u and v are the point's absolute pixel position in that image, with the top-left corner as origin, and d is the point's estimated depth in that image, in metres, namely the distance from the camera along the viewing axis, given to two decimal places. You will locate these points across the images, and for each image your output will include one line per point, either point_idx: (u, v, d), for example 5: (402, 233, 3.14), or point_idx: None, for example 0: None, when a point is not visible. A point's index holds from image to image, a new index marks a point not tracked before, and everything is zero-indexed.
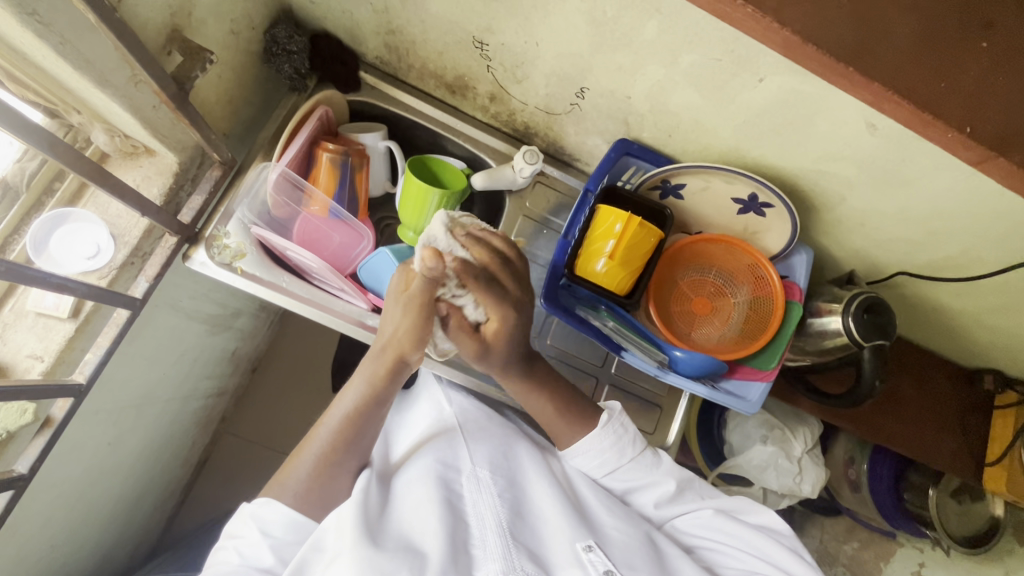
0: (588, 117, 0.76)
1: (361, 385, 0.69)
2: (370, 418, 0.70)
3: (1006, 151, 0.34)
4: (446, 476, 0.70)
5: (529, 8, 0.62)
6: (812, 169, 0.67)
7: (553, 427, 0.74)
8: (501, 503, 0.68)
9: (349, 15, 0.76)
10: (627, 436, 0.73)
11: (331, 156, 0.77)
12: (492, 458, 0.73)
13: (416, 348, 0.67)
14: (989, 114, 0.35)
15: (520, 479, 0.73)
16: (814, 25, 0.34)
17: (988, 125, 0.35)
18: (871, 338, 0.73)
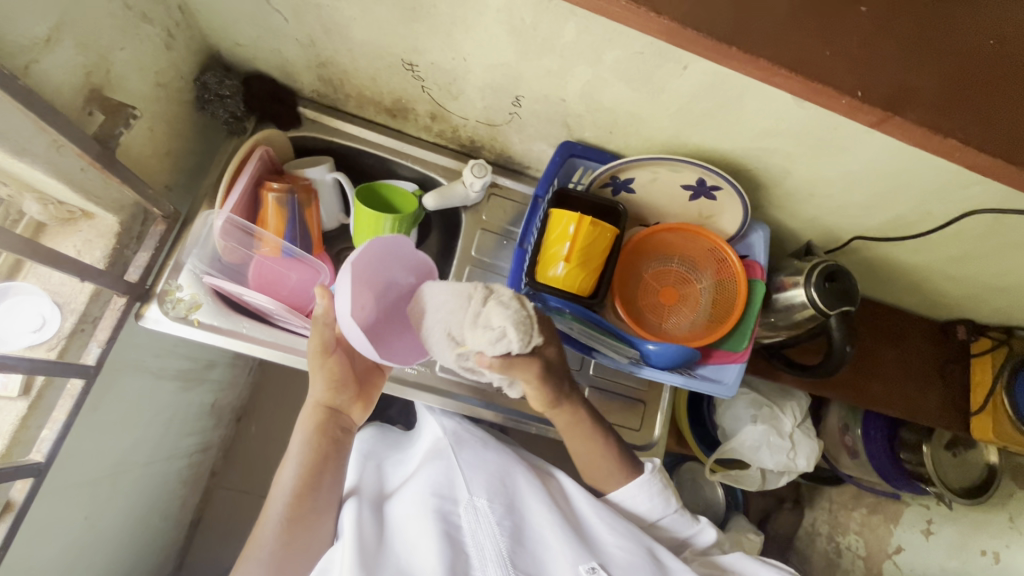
0: (529, 123, 0.76)
1: (301, 442, 0.70)
2: (321, 475, 0.70)
3: (908, 109, 0.36)
4: (444, 508, 0.70)
5: (449, 25, 0.61)
6: (753, 147, 0.68)
7: (598, 468, 0.75)
8: (501, 531, 0.68)
9: (279, 53, 0.75)
10: (664, 491, 0.76)
11: (276, 195, 0.75)
12: (489, 486, 0.72)
13: (344, 395, 0.73)
14: (878, 77, 0.36)
15: (517, 505, 0.73)
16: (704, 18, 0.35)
17: (879, 85, 0.35)
18: (837, 306, 0.73)
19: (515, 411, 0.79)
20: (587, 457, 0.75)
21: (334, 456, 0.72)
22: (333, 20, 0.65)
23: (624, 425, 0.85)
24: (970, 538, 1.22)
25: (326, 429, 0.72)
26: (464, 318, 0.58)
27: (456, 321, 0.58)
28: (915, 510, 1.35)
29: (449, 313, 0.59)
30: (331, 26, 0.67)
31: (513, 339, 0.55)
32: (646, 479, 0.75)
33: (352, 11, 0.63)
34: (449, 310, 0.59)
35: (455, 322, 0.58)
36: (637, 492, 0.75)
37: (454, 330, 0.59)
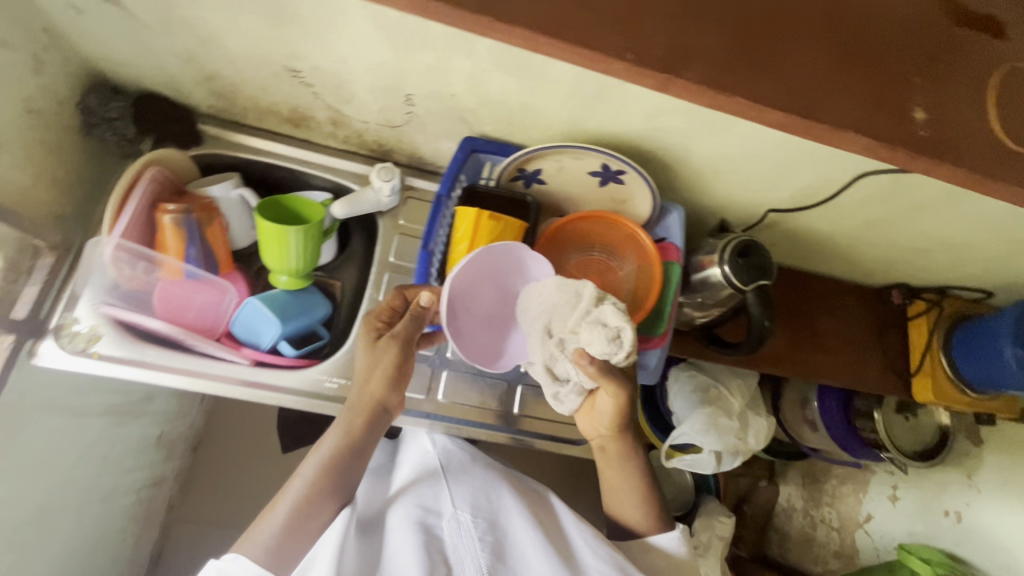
0: (428, 122, 0.74)
1: (336, 438, 0.70)
2: (349, 466, 0.70)
3: (679, 71, 0.39)
4: (427, 520, 0.74)
5: (319, 26, 0.59)
6: (648, 128, 0.67)
7: (621, 495, 0.82)
8: (482, 546, 0.70)
9: (164, 70, 0.73)
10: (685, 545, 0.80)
11: (173, 217, 0.73)
12: (473, 502, 0.75)
13: (399, 395, 0.71)
14: (650, 38, 0.39)
15: (500, 520, 0.75)
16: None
17: (651, 48, 0.39)
18: (752, 280, 0.72)
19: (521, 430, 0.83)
20: (613, 484, 0.82)
21: (364, 457, 0.71)
22: (204, 30, 0.63)
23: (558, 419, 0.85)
24: (934, 500, 1.22)
25: (369, 428, 0.70)
26: (571, 313, 0.61)
27: (562, 317, 0.62)
28: (882, 477, 1.34)
29: (556, 308, 0.62)
30: (205, 37, 0.64)
31: (624, 342, 0.57)
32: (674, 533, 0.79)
33: (219, 19, 0.61)
34: (556, 305, 0.62)
35: (560, 317, 0.62)
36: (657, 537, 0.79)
37: (557, 326, 0.63)
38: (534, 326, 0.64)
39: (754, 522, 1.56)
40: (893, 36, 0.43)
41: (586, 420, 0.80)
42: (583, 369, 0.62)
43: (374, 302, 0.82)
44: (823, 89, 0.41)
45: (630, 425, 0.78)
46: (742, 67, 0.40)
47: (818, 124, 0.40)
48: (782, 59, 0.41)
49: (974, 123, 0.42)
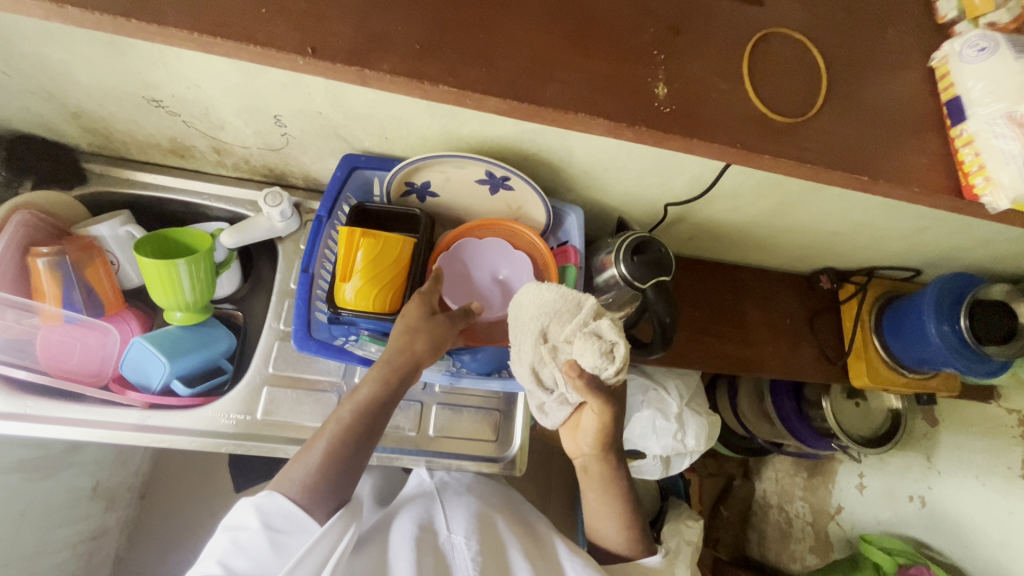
0: (307, 142, 0.72)
1: (373, 387, 0.66)
2: (380, 420, 0.67)
3: (370, 65, 0.40)
4: (422, 534, 0.71)
5: (158, 53, 0.57)
6: (521, 131, 0.65)
7: (607, 521, 0.79)
8: (476, 565, 0.67)
9: (28, 110, 0.71)
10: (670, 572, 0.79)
11: (47, 260, 0.71)
12: (469, 524, 0.73)
13: (438, 353, 0.67)
14: (332, 36, 0.40)
15: (498, 543, 0.72)
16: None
17: (329, 44, 0.39)
18: (650, 277, 0.70)
19: (465, 456, 0.81)
20: (595, 505, 0.79)
21: (386, 416, 0.67)
22: (48, 66, 0.61)
23: (478, 438, 0.82)
24: (897, 486, 1.17)
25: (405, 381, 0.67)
26: (571, 321, 0.62)
27: (559, 323, 0.62)
28: (848, 466, 1.28)
29: (557, 312, 0.62)
30: (52, 73, 0.62)
31: (617, 358, 0.59)
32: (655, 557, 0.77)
33: (58, 53, 0.59)
34: (556, 311, 0.62)
35: (557, 323, 0.62)
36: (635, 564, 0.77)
37: (552, 332, 0.63)
38: (528, 328, 0.64)
39: (733, 522, 1.52)
40: (621, 17, 0.45)
41: (571, 438, 0.77)
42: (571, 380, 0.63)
43: (274, 331, 0.80)
44: (540, 73, 0.42)
45: (616, 445, 0.75)
46: (444, 54, 0.41)
47: (535, 108, 0.41)
48: (494, 47, 0.42)
49: (716, 93, 0.44)
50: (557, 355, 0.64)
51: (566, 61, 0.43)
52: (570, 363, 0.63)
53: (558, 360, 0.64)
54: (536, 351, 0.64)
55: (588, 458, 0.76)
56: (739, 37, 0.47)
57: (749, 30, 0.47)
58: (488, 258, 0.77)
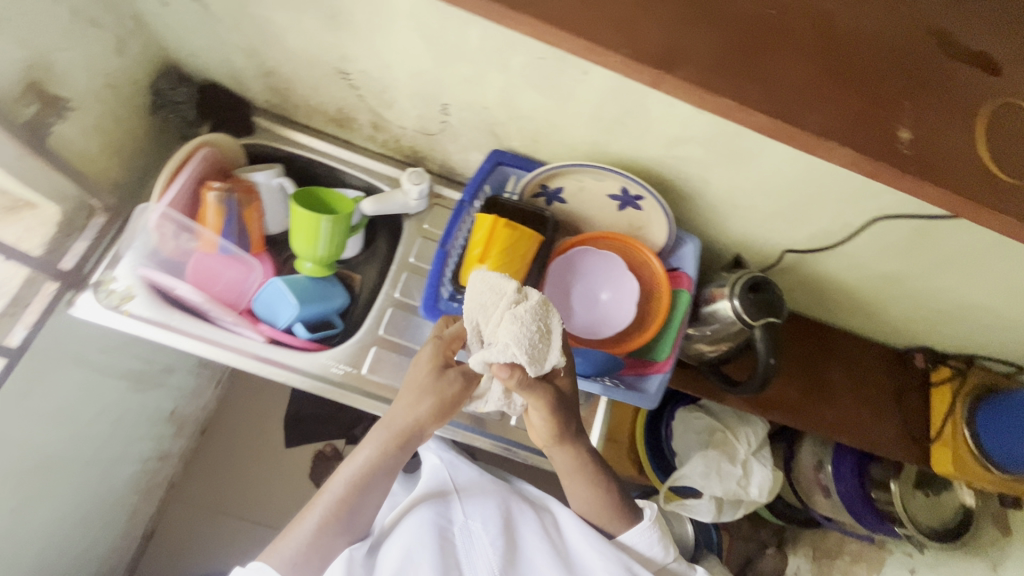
0: (461, 132, 0.79)
1: (369, 452, 0.72)
2: (374, 484, 0.72)
3: (671, 69, 0.40)
4: (440, 525, 0.76)
5: (369, 33, 0.65)
6: (668, 156, 0.69)
7: (597, 513, 0.78)
8: (495, 552, 0.73)
9: (228, 63, 0.80)
10: (665, 541, 0.77)
11: (216, 195, 0.78)
12: (485, 513, 0.78)
13: (436, 422, 0.71)
14: (649, 38, 0.41)
15: (512, 532, 0.78)
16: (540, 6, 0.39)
17: (647, 49, 0.40)
18: (760, 317, 0.72)
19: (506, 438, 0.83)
20: (574, 491, 0.78)
21: (383, 479, 0.73)
22: (269, 29, 0.70)
23: None
24: None
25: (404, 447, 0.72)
26: (494, 312, 0.60)
27: (485, 315, 0.61)
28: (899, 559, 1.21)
29: (481, 307, 0.60)
30: (269, 36, 0.71)
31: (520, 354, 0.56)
32: (649, 527, 0.76)
33: (283, 19, 0.67)
34: (483, 304, 0.60)
35: (484, 317, 0.61)
36: (638, 541, 0.76)
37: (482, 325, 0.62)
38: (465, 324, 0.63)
39: None
40: (879, 57, 0.43)
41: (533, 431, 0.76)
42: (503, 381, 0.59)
43: (389, 298, 0.86)
44: (801, 100, 0.42)
45: (579, 434, 0.73)
46: (728, 72, 0.41)
47: (794, 128, 0.41)
48: (756, 69, 0.42)
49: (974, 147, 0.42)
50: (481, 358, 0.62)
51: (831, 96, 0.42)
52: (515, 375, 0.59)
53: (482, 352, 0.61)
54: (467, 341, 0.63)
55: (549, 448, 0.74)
56: (984, 93, 0.43)
57: (989, 94, 0.43)
58: (595, 278, 0.81)
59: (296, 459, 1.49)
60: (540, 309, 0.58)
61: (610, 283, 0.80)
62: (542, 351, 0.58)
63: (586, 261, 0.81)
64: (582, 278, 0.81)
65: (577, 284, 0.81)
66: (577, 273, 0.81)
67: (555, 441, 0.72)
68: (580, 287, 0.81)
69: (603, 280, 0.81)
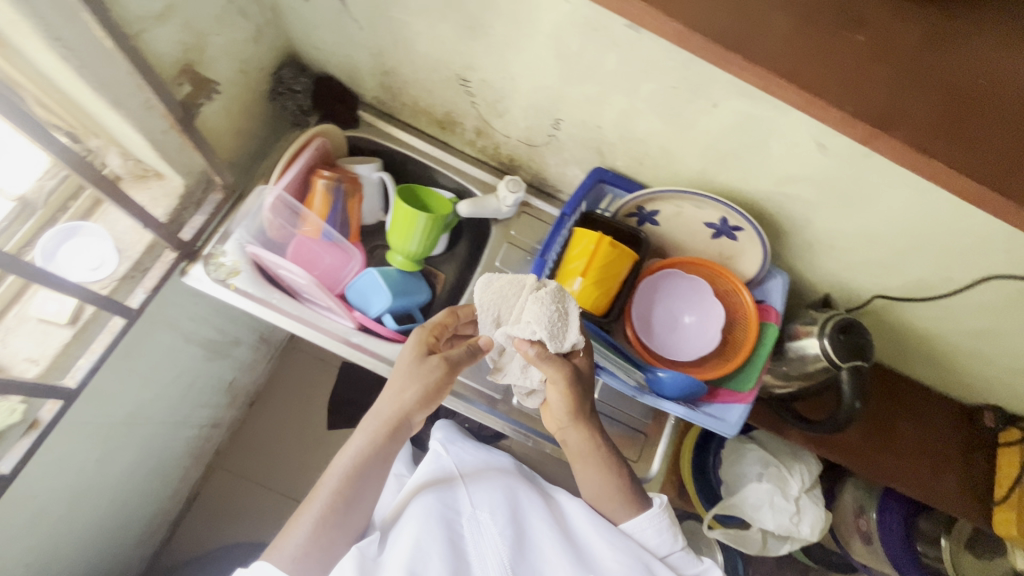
0: (565, 147, 0.81)
1: (363, 441, 0.73)
2: (370, 473, 0.72)
3: (889, 131, 0.38)
4: (450, 518, 0.75)
5: (503, 46, 0.67)
6: (776, 192, 0.70)
7: (604, 502, 0.77)
8: (503, 540, 0.73)
9: (349, 59, 0.83)
10: (672, 528, 0.75)
11: (326, 182, 0.82)
12: (492, 503, 0.78)
13: (423, 408, 0.73)
14: (869, 96, 0.39)
15: (519, 521, 0.77)
16: (760, 53, 0.39)
17: (870, 107, 0.39)
18: (850, 360, 0.72)
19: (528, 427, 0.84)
20: (584, 474, 0.77)
21: (381, 467, 0.73)
22: (402, 32, 0.73)
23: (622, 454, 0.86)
24: None
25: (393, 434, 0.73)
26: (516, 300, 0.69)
27: (508, 305, 0.70)
28: None
29: (504, 298, 0.70)
30: (400, 38, 0.74)
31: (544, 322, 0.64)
32: (656, 513, 0.75)
33: (420, 25, 0.70)
34: (505, 296, 0.70)
35: (506, 305, 0.70)
36: (640, 530, 0.74)
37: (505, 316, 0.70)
38: (484, 317, 0.71)
39: None
40: None
41: (549, 412, 0.78)
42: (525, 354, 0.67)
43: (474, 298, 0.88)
44: (1011, 169, 0.38)
45: (590, 414, 0.74)
46: (945, 143, 0.38)
47: (1004, 198, 0.37)
48: (959, 141, 0.38)
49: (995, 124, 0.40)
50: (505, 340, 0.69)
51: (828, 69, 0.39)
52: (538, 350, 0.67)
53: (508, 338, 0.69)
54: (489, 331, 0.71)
55: (563, 426, 0.76)
56: None
57: None
58: (678, 301, 0.82)
59: (337, 441, 1.52)
60: (559, 294, 0.67)
61: (697, 309, 0.81)
62: (561, 330, 0.66)
63: (668, 284, 0.82)
64: (662, 299, 0.82)
65: (656, 304, 0.82)
66: (659, 292, 0.82)
67: (571, 414, 0.73)
68: (659, 307, 0.82)
69: (686, 303, 0.82)
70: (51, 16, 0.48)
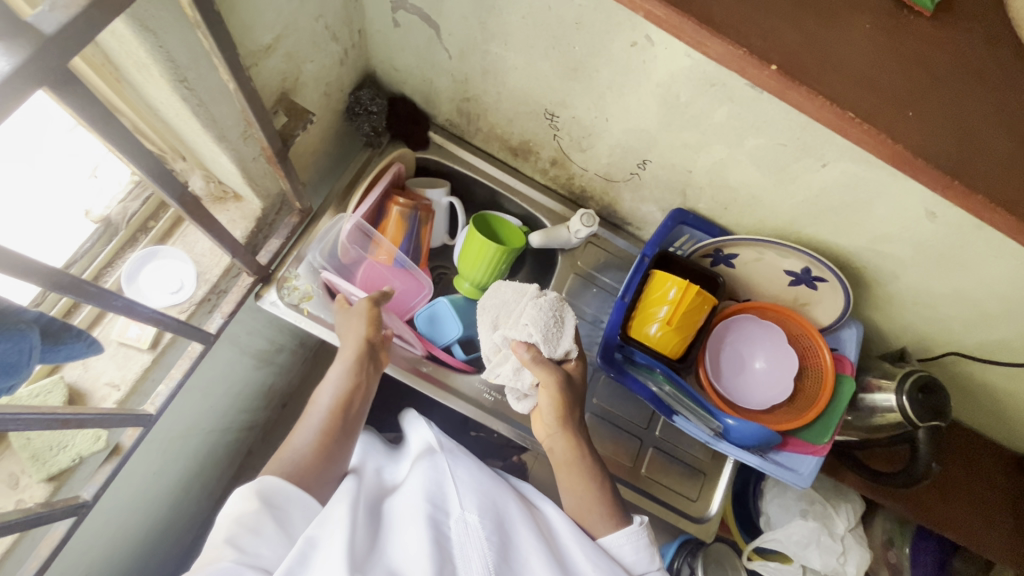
0: (646, 185, 0.80)
1: (337, 373, 0.70)
2: (355, 402, 0.70)
3: None
4: (436, 517, 0.62)
5: (605, 89, 0.66)
6: (868, 249, 0.69)
7: (587, 515, 0.71)
8: (491, 548, 0.59)
9: (429, 83, 0.82)
10: (651, 548, 0.69)
11: (401, 210, 0.81)
12: (483, 503, 0.65)
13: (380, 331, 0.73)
14: None
15: (507, 525, 0.64)
16: (985, 175, 0.30)
17: None
18: (926, 419, 0.72)
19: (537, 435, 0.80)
20: (569, 487, 0.72)
21: (362, 396, 0.71)
22: (495, 65, 0.71)
23: (682, 492, 0.85)
24: None
25: (363, 365, 0.71)
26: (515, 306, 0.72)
27: (507, 311, 0.73)
28: None
29: (505, 304, 0.73)
30: (491, 69, 0.73)
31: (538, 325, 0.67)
32: (635, 530, 0.69)
33: (517, 60, 0.68)
34: (506, 303, 0.73)
35: (506, 311, 0.73)
36: (617, 546, 0.68)
37: (502, 322, 0.73)
38: (484, 321, 0.74)
39: None
40: None
41: (538, 422, 0.76)
42: (519, 356, 0.69)
43: None
44: None
45: (578, 420, 0.73)
46: None
47: None
48: None
49: None
50: (502, 341, 0.72)
51: (980, 174, 0.30)
52: (531, 350, 0.69)
53: (505, 340, 0.72)
54: (485, 331, 0.74)
55: (551, 434, 0.73)
56: None
57: None
58: (750, 347, 0.81)
59: None
60: (559, 303, 0.71)
61: (772, 355, 0.79)
62: (555, 335, 0.69)
63: (739, 326, 0.81)
64: (732, 342, 0.81)
65: (727, 347, 0.81)
66: (731, 336, 0.81)
67: (559, 418, 0.71)
68: (731, 349, 0.81)
69: (761, 349, 0.80)
70: (181, 59, 0.46)
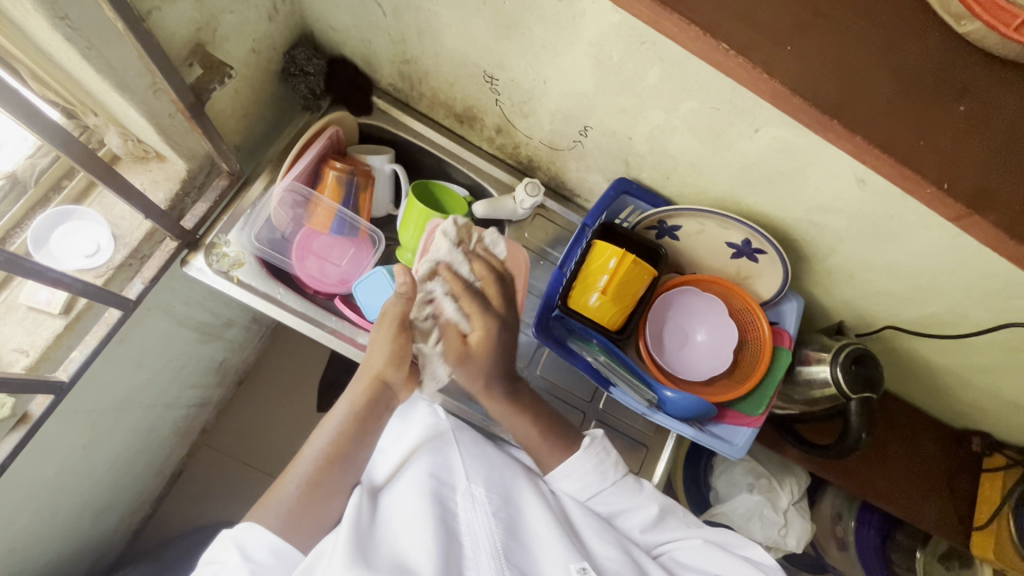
0: (590, 154, 0.78)
1: (345, 410, 0.70)
2: (356, 445, 0.69)
3: (984, 213, 0.36)
4: (441, 492, 0.68)
5: (539, 48, 0.64)
6: (804, 219, 0.69)
7: (537, 452, 0.73)
8: (498, 526, 0.66)
9: (368, 43, 0.78)
10: (610, 462, 0.72)
11: (337, 174, 0.78)
12: (487, 476, 0.70)
13: (394, 368, 0.70)
14: (963, 173, 0.37)
15: (513, 498, 0.70)
16: (858, 120, 0.36)
17: (963, 184, 0.37)
18: (858, 391, 0.73)
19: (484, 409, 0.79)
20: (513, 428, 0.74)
21: (371, 433, 0.70)
22: (428, 22, 0.69)
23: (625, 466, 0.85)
24: None
25: (372, 405, 0.70)
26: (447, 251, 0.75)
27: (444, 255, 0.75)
28: None
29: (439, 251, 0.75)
30: (426, 28, 0.70)
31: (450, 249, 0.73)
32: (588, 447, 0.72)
33: (449, 17, 0.66)
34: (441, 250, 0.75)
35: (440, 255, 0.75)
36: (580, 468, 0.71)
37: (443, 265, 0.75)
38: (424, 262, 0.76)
39: None
40: None
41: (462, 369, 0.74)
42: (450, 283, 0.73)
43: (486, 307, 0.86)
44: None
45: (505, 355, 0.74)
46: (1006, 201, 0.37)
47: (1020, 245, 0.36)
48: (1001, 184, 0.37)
49: None
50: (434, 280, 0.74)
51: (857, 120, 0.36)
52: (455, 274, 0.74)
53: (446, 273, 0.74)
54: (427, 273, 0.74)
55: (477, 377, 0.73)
56: None
57: None
58: (690, 320, 0.80)
59: None
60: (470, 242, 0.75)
61: (709, 326, 0.79)
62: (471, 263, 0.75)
63: (681, 297, 0.80)
64: (670, 314, 0.81)
65: (664, 320, 0.80)
66: (671, 309, 0.80)
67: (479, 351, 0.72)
68: (669, 322, 0.80)
69: (698, 322, 0.80)
70: None
